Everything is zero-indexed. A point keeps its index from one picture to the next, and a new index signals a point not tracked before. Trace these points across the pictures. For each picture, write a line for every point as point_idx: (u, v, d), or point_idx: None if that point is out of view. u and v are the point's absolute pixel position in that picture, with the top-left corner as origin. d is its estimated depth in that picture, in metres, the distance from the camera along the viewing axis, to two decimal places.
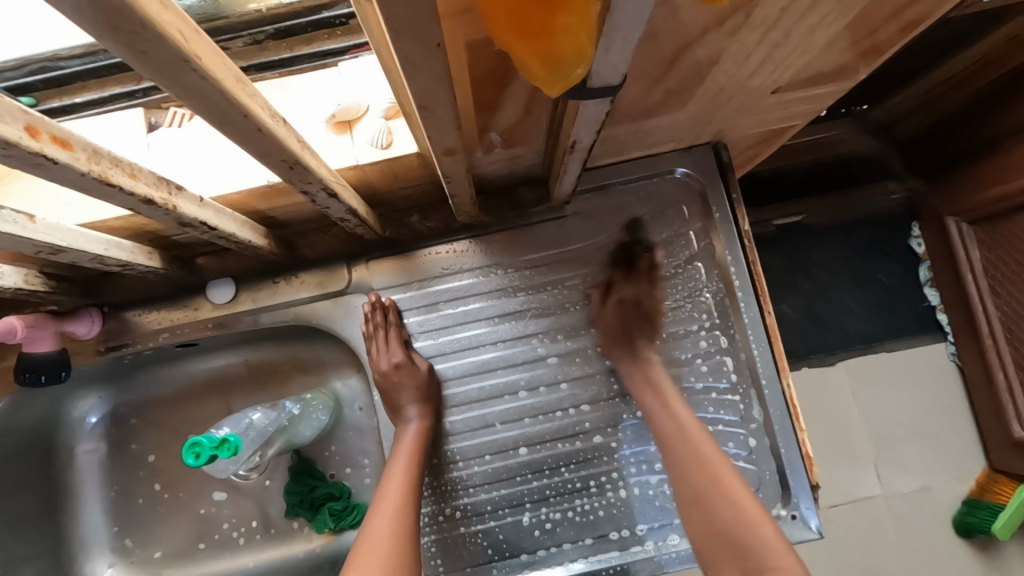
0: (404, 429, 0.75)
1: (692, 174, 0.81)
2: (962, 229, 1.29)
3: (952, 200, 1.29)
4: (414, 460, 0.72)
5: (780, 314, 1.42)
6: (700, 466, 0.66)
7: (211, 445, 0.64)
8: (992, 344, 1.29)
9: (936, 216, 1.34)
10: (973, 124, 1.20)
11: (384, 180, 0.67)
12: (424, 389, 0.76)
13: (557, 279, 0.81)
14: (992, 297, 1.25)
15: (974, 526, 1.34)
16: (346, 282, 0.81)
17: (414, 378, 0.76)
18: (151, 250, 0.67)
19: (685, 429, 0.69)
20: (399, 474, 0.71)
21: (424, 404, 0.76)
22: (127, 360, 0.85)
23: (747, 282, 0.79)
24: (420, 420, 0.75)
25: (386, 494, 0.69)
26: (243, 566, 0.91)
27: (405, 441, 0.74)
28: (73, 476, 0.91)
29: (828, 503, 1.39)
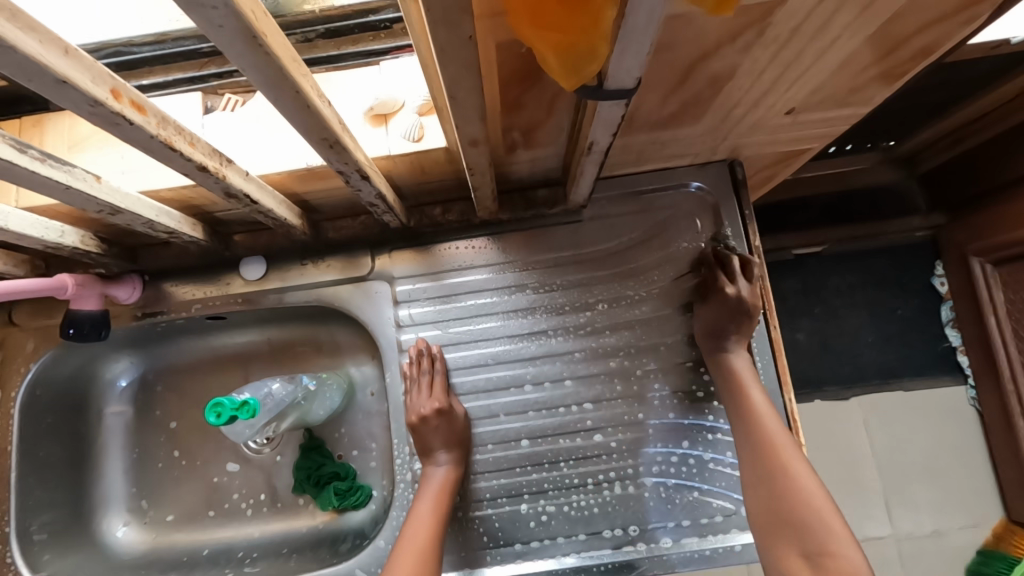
0: (434, 472, 0.77)
1: (706, 188, 0.84)
2: (985, 270, 1.28)
3: (973, 239, 1.29)
4: (440, 504, 0.75)
5: (793, 342, 1.42)
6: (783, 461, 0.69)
7: (233, 406, 0.68)
8: (1011, 386, 1.27)
9: (960, 255, 1.34)
10: (998, 164, 1.20)
11: (413, 172, 0.72)
12: (455, 435, 0.78)
13: (568, 279, 0.85)
14: (1014, 339, 1.24)
15: None
16: (369, 268, 0.86)
17: (443, 420, 0.78)
18: (195, 222, 0.73)
19: (760, 413, 0.72)
20: (423, 517, 0.73)
21: (456, 453, 0.78)
22: (159, 328, 0.91)
23: (754, 294, 0.81)
24: (449, 465, 0.77)
25: (409, 538, 0.72)
26: (248, 536, 0.93)
27: (433, 485, 0.76)
28: (99, 436, 0.96)
29: None
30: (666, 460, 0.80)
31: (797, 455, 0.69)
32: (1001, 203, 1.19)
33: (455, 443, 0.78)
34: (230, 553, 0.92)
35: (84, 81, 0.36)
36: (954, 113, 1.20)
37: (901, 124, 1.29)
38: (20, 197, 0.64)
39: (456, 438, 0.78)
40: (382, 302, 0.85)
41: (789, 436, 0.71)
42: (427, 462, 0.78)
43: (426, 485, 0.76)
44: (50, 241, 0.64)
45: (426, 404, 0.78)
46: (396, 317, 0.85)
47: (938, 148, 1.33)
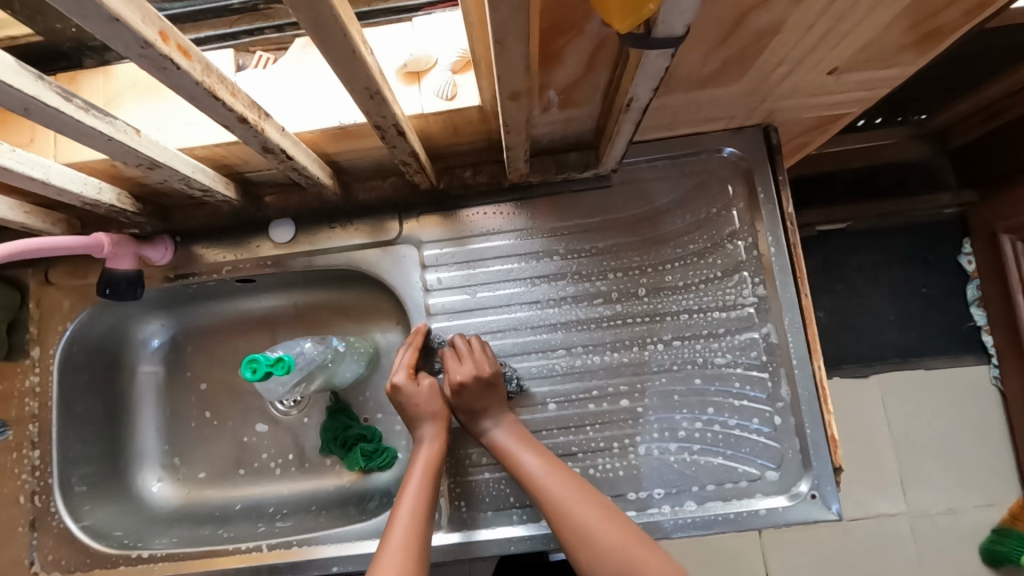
0: (421, 441, 0.77)
1: (741, 154, 0.83)
2: (1016, 247, 1.26)
3: (1003, 215, 1.27)
4: (428, 476, 0.73)
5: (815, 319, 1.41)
6: (568, 526, 0.69)
7: (268, 362, 0.69)
8: None
9: (988, 231, 1.32)
10: None
11: (444, 132, 0.72)
12: (436, 403, 0.78)
13: (594, 246, 0.84)
14: None
15: (1001, 554, 1.31)
16: (396, 232, 0.86)
17: (487, 387, 0.77)
18: (228, 181, 0.73)
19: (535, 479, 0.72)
20: (413, 492, 0.72)
21: (438, 423, 0.78)
22: (190, 289, 0.92)
23: (785, 260, 0.80)
24: (434, 437, 0.77)
25: (400, 516, 0.69)
26: (278, 493, 0.96)
27: (421, 458, 0.75)
28: (133, 395, 0.98)
29: (850, 514, 1.37)
30: (692, 426, 0.79)
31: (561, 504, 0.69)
32: None
33: (438, 417, 0.78)
34: (261, 509, 0.94)
35: (135, 20, 0.36)
36: (997, 82, 1.16)
37: (936, 97, 1.25)
38: (60, 153, 0.65)
39: (439, 410, 0.78)
40: (409, 266, 0.85)
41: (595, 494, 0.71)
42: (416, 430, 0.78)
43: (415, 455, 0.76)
44: (89, 197, 0.65)
45: (466, 373, 0.76)
46: (423, 281, 0.85)
47: (973, 123, 1.30)
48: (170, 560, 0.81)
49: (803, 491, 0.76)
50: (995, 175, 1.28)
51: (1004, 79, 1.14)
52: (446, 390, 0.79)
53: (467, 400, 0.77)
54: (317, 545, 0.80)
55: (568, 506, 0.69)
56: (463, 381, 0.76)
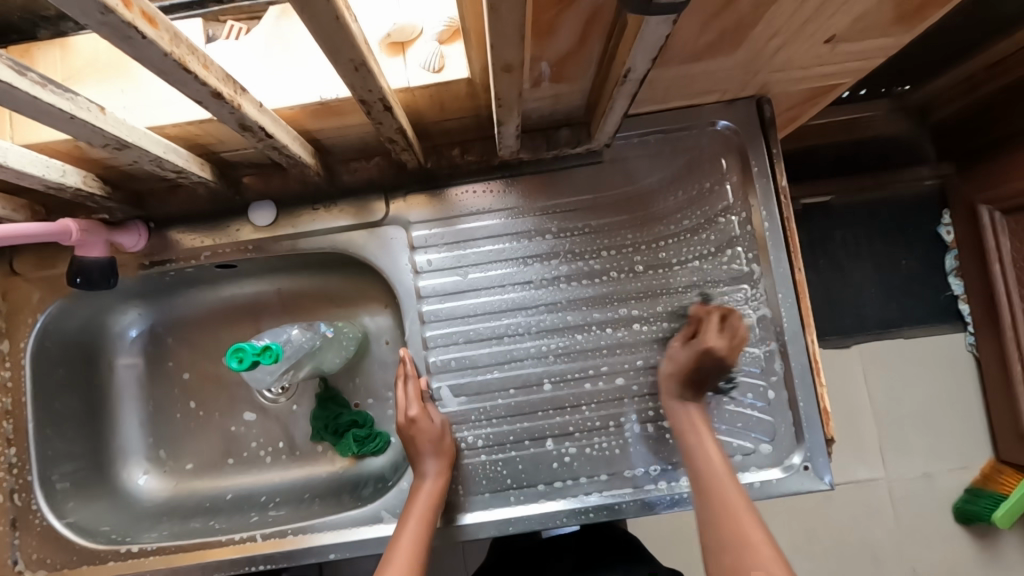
0: (426, 483, 0.75)
1: (734, 128, 0.81)
2: (993, 218, 1.27)
3: (983, 187, 1.28)
4: (425, 520, 0.73)
5: None
6: (731, 528, 0.65)
7: (254, 351, 0.67)
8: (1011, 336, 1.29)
9: (967, 205, 1.33)
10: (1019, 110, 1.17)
11: (430, 107, 0.68)
12: (444, 447, 0.77)
13: (587, 224, 0.82)
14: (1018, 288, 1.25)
15: (974, 513, 1.36)
16: (382, 213, 0.83)
17: (721, 365, 0.76)
18: (203, 162, 0.69)
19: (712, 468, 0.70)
20: (409, 538, 0.71)
21: (441, 467, 0.76)
22: (167, 277, 0.88)
23: (779, 235, 0.79)
24: (436, 479, 0.75)
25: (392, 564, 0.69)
26: (270, 482, 0.94)
27: (420, 504, 0.74)
28: (113, 388, 0.95)
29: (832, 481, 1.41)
30: None
31: (747, 507, 0.67)
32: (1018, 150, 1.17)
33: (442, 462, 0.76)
34: (253, 498, 0.93)
35: None
36: (982, 53, 1.15)
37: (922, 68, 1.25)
38: (18, 134, 0.61)
39: (443, 454, 0.77)
40: (398, 249, 0.83)
41: (747, 502, 0.67)
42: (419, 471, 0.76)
43: (416, 495, 0.75)
44: (52, 181, 0.61)
45: (720, 345, 0.75)
46: (413, 263, 0.82)
47: (955, 95, 1.30)
48: (162, 554, 0.79)
49: (796, 463, 0.77)
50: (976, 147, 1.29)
51: (989, 49, 1.13)
52: (682, 355, 0.76)
53: (687, 364, 0.76)
54: (312, 532, 0.79)
55: (733, 504, 0.67)
56: (719, 350, 0.75)
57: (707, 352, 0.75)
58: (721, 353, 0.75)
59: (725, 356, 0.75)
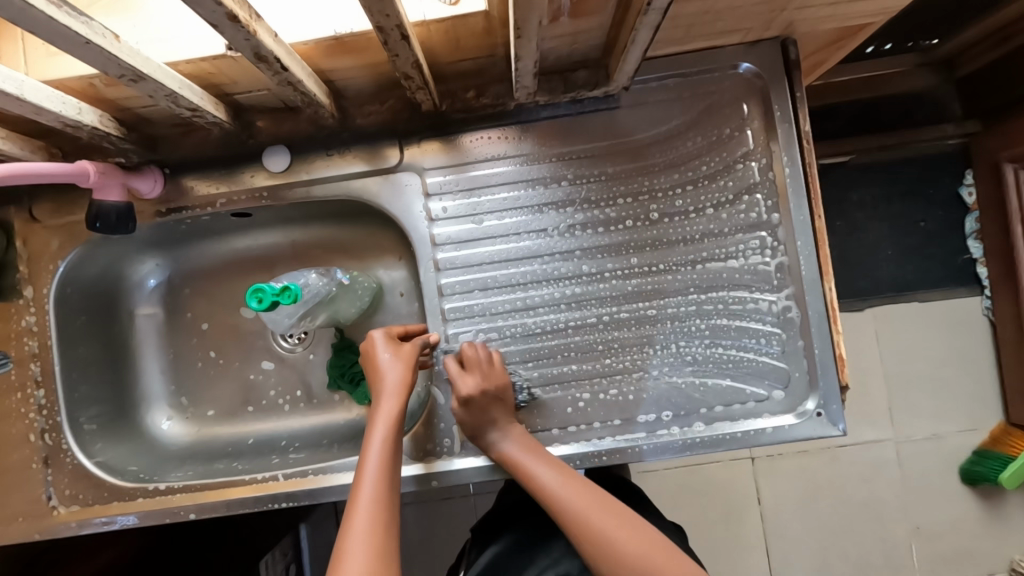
0: (384, 405, 0.73)
1: (757, 70, 0.79)
2: (1017, 176, 1.26)
3: (1008, 144, 1.26)
4: (390, 444, 0.71)
5: None
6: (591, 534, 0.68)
7: (274, 292, 0.67)
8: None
9: (991, 162, 1.31)
10: None
11: (446, 45, 0.67)
12: (404, 370, 0.75)
13: (600, 172, 0.81)
14: None
15: (980, 474, 1.37)
16: (396, 159, 0.82)
17: (500, 399, 0.76)
18: (217, 102, 0.68)
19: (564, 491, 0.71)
20: (375, 465, 0.69)
21: (400, 387, 0.74)
22: (184, 225, 0.89)
23: (800, 181, 0.78)
24: (394, 400, 0.73)
25: (362, 493, 0.67)
26: (289, 428, 0.97)
27: (380, 431, 0.71)
28: (134, 336, 0.97)
29: (839, 442, 1.43)
30: (700, 350, 0.79)
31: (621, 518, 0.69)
32: None
33: (396, 385, 0.74)
34: (273, 443, 0.95)
35: None
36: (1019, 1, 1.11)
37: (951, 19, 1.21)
38: (32, 69, 0.61)
39: (399, 377, 0.75)
40: (411, 194, 0.82)
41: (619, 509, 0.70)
42: (378, 396, 0.74)
43: (376, 419, 0.72)
44: (69, 118, 0.61)
45: (471, 386, 0.75)
46: (426, 210, 0.82)
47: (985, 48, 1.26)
48: (188, 491, 0.82)
49: (809, 409, 0.77)
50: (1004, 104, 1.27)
51: None
52: (455, 404, 0.77)
53: (473, 417, 0.76)
54: (331, 473, 0.81)
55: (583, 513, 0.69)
56: (473, 395, 0.75)
57: (468, 400, 0.75)
58: (469, 396, 0.75)
59: (484, 393, 0.75)
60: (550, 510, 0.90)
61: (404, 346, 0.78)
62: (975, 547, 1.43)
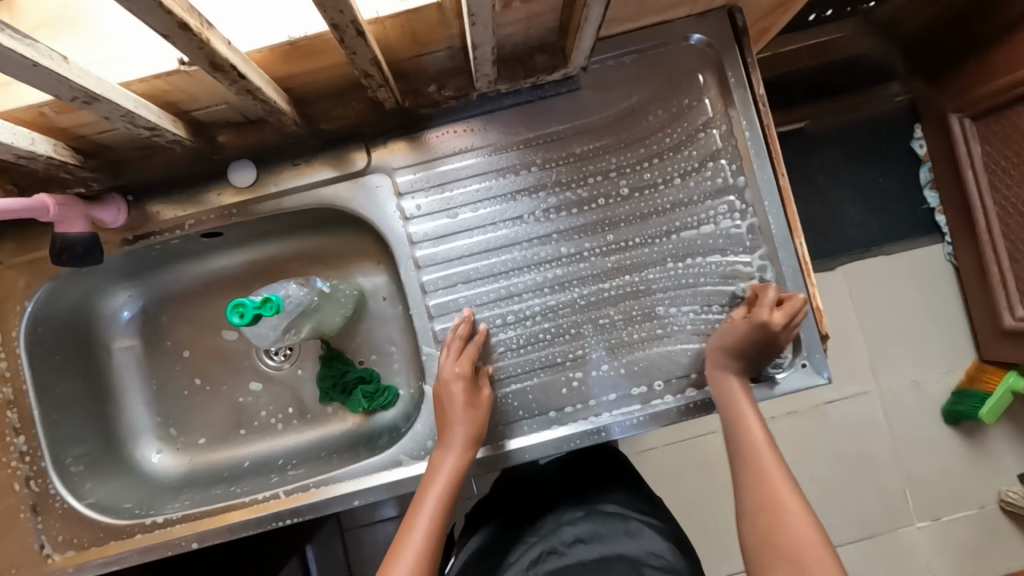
0: (450, 462, 0.74)
1: (707, 40, 0.81)
2: (963, 126, 1.31)
3: (955, 97, 1.32)
4: (447, 499, 0.72)
5: None
6: (766, 487, 0.64)
7: (255, 305, 0.66)
8: (987, 239, 1.32)
9: (940, 115, 1.37)
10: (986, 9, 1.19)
11: (402, 41, 0.67)
12: (472, 421, 0.75)
13: (568, 154, 0.82)
14: (990, 191, 1.28)
15: (962, 413, 1.43)
16: (364, 162, 0.81)
17: (768, 345, 0.74)
18: (175, 120, 0.67)
19: (757, 446, 0.68)
20: (429, 515, 0.70)
21: (467, 444, 0.75)
22: (154, 252, 0.87)
23: (760, 144, 0.80)
24: (461, 458, 0.74)
25: (411, 540, 0.67)
26: (285, 446, 0.96)
27: (440, 479, 0.72)
28: (113, 371, 0.95)
29: (826, 398, 1.48)
30: (684, 318, 0.81)
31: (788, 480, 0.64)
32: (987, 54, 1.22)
33: (464, 445, 0.75)
34: (270, 462, 0.94)
35: None
36: None
37: None
38: None
39: (468, 431, 0.75)
40: (384, 196, 0.82)
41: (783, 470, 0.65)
42: (446, 451, 0.75)
43: (440, 474, 0.73)
44: (22, 148, 0.59)
45: (778, 318, 0.73)
46: (400, 209, 0.82)
47: (921, 5, 1.31)
48: (189, 521, 0.80)
49: (794, 362, 0.80)
50: (944, 60, 1.34)
51: None
52: (737, 326, 0.75)
53: (750, 341, 0.74)
54: (333, 483, 0.81)
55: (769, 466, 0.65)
56: (777, 326, 0.73)
57: (765, 327, 0.73)
58: (776, 327, 0.73)
59: (779, 331, 0.73)
60: (543, 494, 0.91)
61: (479, 394, 0.77)
62: (965, 485, 1.48)
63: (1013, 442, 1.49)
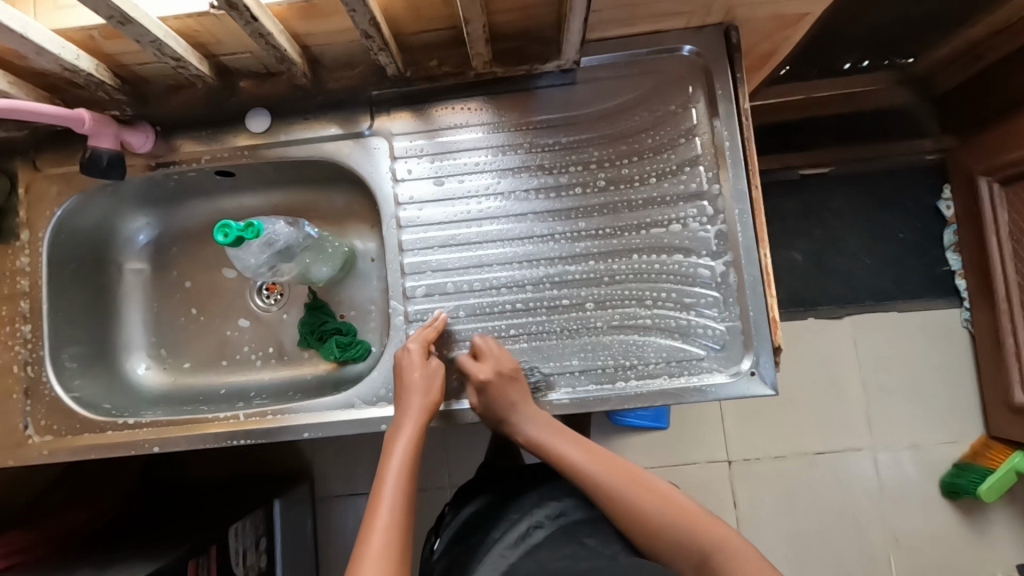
0: (405, 428, 0.77)
1: (699, 52, 0.85)
2: (992, 190, 1.28)
3: (982, 158, 1.31)
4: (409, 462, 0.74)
5: (793, 260, 1.46)
6: (637, 483, 0.76)
7: (238, 228, 0.74)
8: (1004, 309, 1.29)
9: (969, 176, 1.35)
10: (1019, 74, 1.18)
11: (408, 15, 0.74)
12: (425, 388, 0.79)
13: (556, 141, 0.87)
14: (1012, 260, 1.25)
15: (960, 486, 1.35)
16: (367, 125, 0.89)
17: (511, 380, 0.79)
18: (200, 57, 0.77)
19: (613, 464, 0.78)
20: (394, 482, 0.72)
21: (425, 409, 0.78)
22: (172, 183, 0.96)
23: (738, 154, 0.83)
24: (414, 423, 0.77)
25: (381, 508, 0.69)
26: (258, 381, 1.02)
27: (399, 452, 0.74)
28: (121, 288, 1.04)
29: (815, 448, 1.43)
30: (641, 310, 0.83)
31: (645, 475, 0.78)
32: (1008, 120, 1.21)
33: (417, 410, 0.78)
34: (242, 393, 1.00)
35: None
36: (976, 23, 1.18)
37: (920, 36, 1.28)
38: (39, 16, 0.69)
39: (426, 394, 0.79)
40: (380, 157, 0.89)
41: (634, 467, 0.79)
42: (401, 417, 0.78)
43: (398, 442, 0.75)
44: (67, 61, 0.69)
45: (484, 372, 0.79)
46: (392, 171, 0.88)
47: (959, 65, 1.32)
48: (155, 427, 0.87)
49: (744, 368, 0.81)
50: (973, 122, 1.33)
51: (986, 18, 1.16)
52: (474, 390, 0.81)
53: (494, 401, 0.80)
54: (289, 414, 0.86)
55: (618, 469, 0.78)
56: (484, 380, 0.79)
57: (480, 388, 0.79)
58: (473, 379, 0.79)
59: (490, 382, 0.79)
60: (521, 476, 0.93)
61: (432, 366, 0.81)
62: (959, 564, 1.40)
63: (1013, 526, 1.40)
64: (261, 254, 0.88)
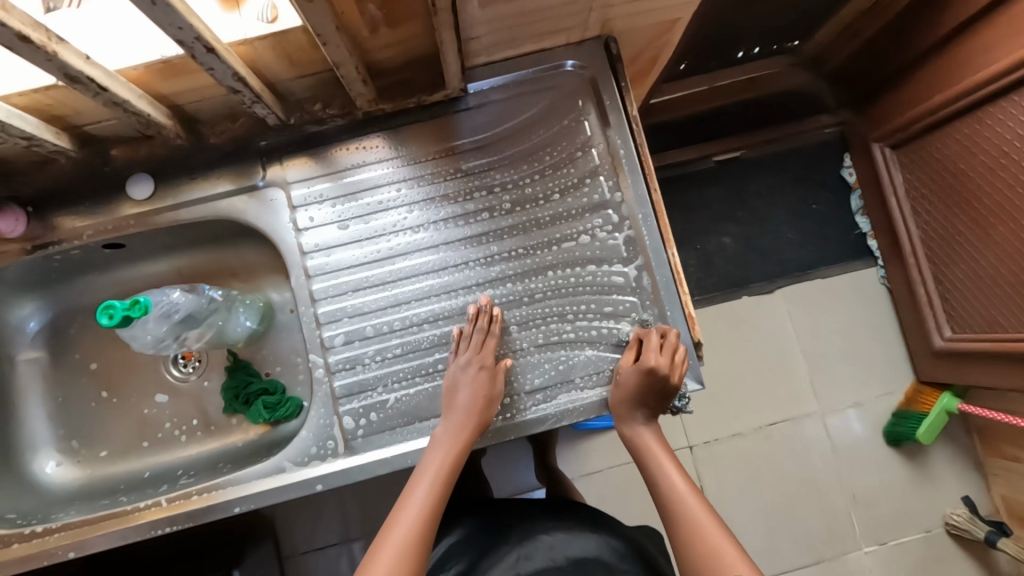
0: (452, 440, 0.77)
1: (582, 66, 0.87)
2: (885, 154, 1.38)
3: (876, 127, 1.39)
4: (441, 484, 0.76)
5: (722, 245, 1.51)
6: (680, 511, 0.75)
7: (123, 307, 0.70)
8: (913, 263, 1.36)
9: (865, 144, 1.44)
10: (892, 48, 1.26)
11: (279, 62, 0.72)
12: (479, 410, 0.78)
13: (459, 168, 0.87)
14: (912, 218, 1.34)
15: (901, 433, 1.43)
16: (260, 176, 0.85)
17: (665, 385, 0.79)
18: (58, 131, 0.72)
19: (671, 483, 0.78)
20: (419, 505, 0.75)
21: (472, 427, 0.77)
22: (56, 264, 0.89)
23: (633, 161, 0.85)
24: (463, 438, 0.77)
25: (402, 521, 0.73)
26: (186, 458, 0.96)
27: (434, 471, 0.76)
28: (16, 382, 0.95)
29: (767, 421, 1.48)
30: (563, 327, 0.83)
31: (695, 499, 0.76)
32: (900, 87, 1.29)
33: (463, 411, 0.78)
34: (170, 474, 0.94)
35: None
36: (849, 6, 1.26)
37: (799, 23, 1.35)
38: None
39: (473, 408, 0.78)
40: (280, 208, 0.86)
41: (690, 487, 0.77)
42: (447, 420, 0.78)
43: (432, 458, 0.77)
44: None
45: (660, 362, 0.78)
46: (293, 221, 0.85)
47: (838, 45, 1.40)
48: (69, 530, 0.80)
49: None
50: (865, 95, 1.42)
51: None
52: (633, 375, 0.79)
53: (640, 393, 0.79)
54: (215, 491, 0.81)
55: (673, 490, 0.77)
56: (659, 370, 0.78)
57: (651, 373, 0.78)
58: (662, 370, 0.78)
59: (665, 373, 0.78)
60: (488, 506, 0.94)
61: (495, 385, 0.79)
62: (913, 508, 1.47)
63: (954, 463, 1.49)
64: (157, 327, 0.83)
